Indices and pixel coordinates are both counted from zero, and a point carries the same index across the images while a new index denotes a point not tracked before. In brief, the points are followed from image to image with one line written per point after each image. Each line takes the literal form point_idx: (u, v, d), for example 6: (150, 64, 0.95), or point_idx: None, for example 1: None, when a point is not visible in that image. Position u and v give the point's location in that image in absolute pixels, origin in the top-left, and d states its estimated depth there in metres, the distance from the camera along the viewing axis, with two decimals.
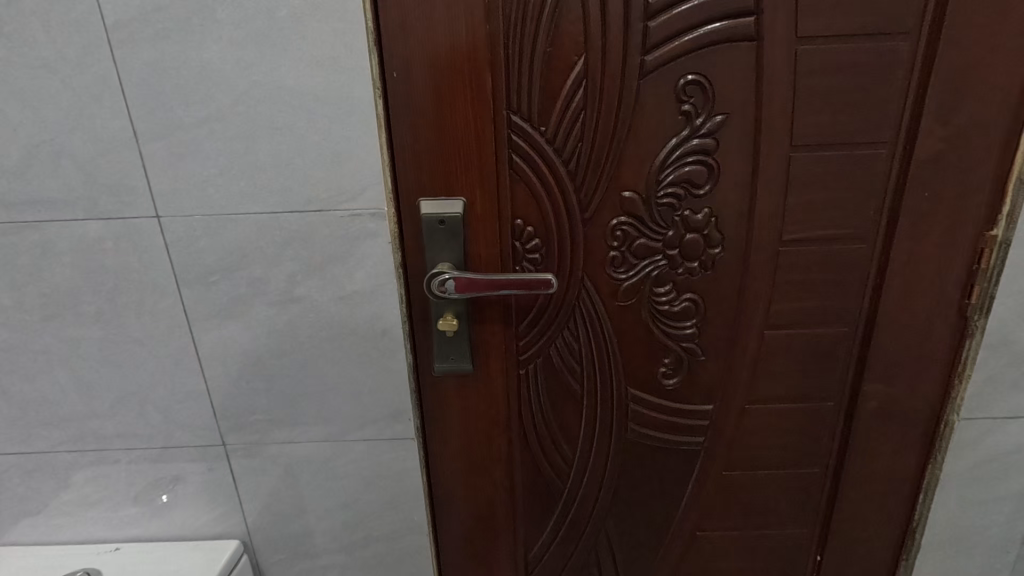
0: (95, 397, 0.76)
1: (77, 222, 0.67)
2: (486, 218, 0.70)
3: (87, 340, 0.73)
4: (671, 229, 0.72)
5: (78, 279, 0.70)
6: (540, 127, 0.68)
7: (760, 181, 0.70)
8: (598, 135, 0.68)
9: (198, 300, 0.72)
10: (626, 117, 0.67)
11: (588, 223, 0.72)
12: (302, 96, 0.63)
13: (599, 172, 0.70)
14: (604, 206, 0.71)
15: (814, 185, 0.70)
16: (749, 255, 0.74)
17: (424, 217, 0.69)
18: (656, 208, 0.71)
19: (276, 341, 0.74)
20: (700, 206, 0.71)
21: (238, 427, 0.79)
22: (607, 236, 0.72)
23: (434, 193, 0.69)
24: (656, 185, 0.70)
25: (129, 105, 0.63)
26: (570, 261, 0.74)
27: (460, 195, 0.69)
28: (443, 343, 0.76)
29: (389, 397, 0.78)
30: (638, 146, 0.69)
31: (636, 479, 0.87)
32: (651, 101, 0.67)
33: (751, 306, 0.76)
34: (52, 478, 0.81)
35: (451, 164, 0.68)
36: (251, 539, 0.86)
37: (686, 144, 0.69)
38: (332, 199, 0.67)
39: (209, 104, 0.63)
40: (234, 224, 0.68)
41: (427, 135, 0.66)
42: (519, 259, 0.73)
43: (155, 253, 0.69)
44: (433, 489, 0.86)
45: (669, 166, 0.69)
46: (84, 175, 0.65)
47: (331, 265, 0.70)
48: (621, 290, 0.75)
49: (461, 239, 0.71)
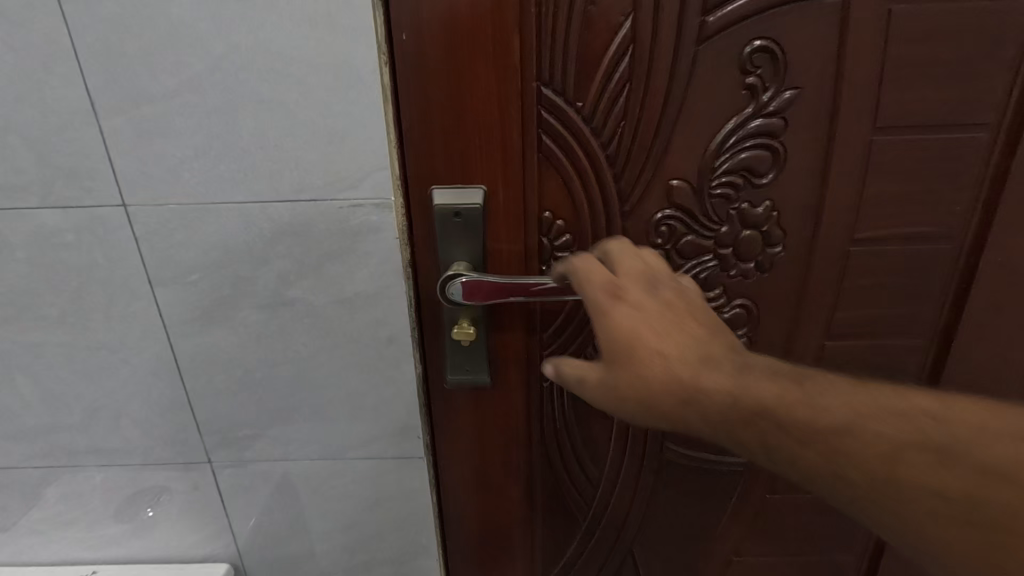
0: (63, 409, 0.67)
1: (30, 211, 0.57)
2: (509, 210, 0.60)
3: (50, 347, 0.64)
4: (725, 224, 0.62)
5: (36, 277, 0.60)
6: (576, 103, 0.57)
7: (833, 169, 0.60)
8: (644, 112, 0.57)
9: (175, 302, 0.62)
10: (679, 91, 0.57)
11: (628, 217, 0.62)
12: (291, 63, 0.52)
13: (643, 157, 0.59)
14: (647, 197, 0.61)
15: (897, 175, 0.60)
16: (813, 255, 0.63)
17: (436, 208, 0.58)
18: (708, 200, 0.61)
19: (266, 350, 0.65)
20: (760, 198, 0.61)
21: (225, 443, 0.70)
22: (649, 232, 0.62)
23: (450, 180, 0.59)
24: (710, 173, 0.60)
25: (84, 72, 0.52)
26: None
27: (479, 182, 0.59)
28: (457, 352, 0.66)
29: (396, 413, 0.69)
30: (691, 126, 0.58)
31: (668, 501, 0.79)
32: (710, 71, 0.56)
33: (811, 314, 0.66)
34: (20, 496, 0.73)
35: (470, 147, 0.57)
36: (243, 561, 0.78)
37: (748, 124, 0.58)
38: (329, 187, 0.57)
39: (181, 71, 0.52)
40: (215, 215, 0.58)
41: (442, 110, 0.56)
42: (546, 258, 0.63)
43: (123, 248, 0.59)
44: (443, 510, 0.77)
45: (726, 150, 0.59)
46: (36, 157, 0.55)
47: (328, 264, 0.60)
48: None
49: (478, 234, 0.60)
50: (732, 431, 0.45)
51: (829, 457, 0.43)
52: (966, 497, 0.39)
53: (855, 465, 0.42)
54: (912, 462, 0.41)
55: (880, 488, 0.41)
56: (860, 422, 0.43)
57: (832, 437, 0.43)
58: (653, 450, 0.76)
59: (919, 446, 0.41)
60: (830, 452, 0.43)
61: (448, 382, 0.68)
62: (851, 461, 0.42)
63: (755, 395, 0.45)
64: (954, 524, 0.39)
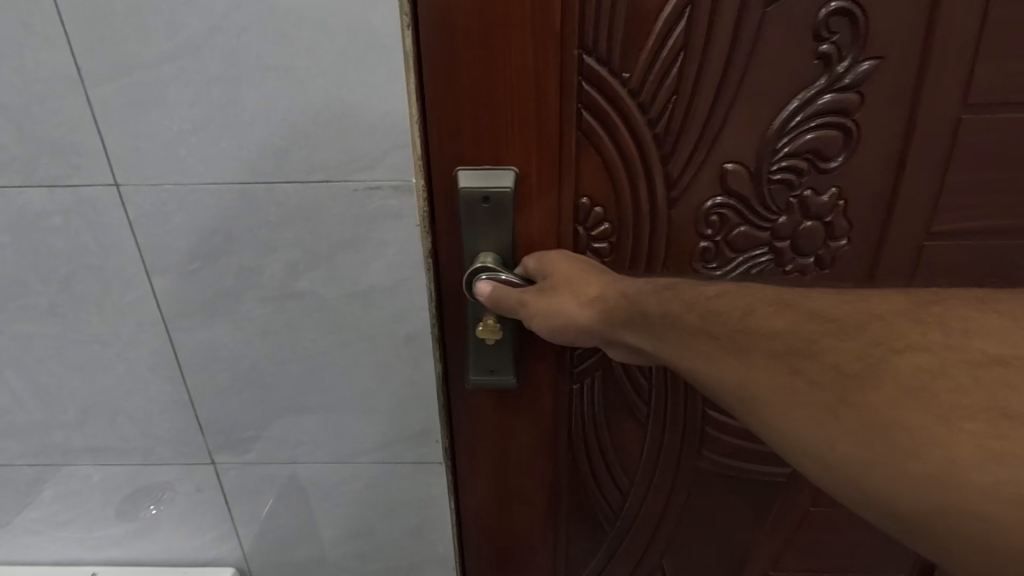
0: (57, 406, 0.62)
1: (14, 191, 0.52)
2: (543, 195, 0.54)
3: (41, 339, 0.59)
4: (784, 214, 0.55)
5: (23, 264, 0.55)
6: (621, 74, 0.50)
7: (911, 153, 0.52)
8: (699, 85, 0.50)
9: (174, 293, 0.57)
10: (741, 61, 0.50)
11: (675, 204, 0.55)
12: (301, 25, 0.46)
13: (695, 137, 0.52)
14: (697, 183, 0.54)
15: (985, 159, 0.53)
16: (882, 250, 0.57)
17: (463, 192, 0.52)
18: (767, 187, 0.54)
19: (274, 346, 0.59)
20: (825, 185, 0.54)
21: (229, 444, 0.65)
22: (698, 222, 0.56)
23: (477, 160, 0.52)
24: (771, 156, 0.53)
25: (68, 33, 0.46)
26: (647, 253, 0.57)
27: (511, 163, 0.52)
28: (480, 350, 0.60)
29: (413, 415, 0.63)
30: (753, 102, 0.51)
31: (704, 514, 0.73)
32: (778, 38, 0.49)
33: None
34: (15, 494, 0.69)
35: (501, 123, 0.51)
36: (249, 566, 0.74)
37: (817, 99, 0.51)
38: (343, 167, 0.51)
39: (176, 33, 0.46)
40: (216, 197, 0.52)
41: (469, 80, 0.49)
42: (582, 249, 0.57)
43: (116, 233, 0.54)
44: (461, 518, 0.72)
45: (791, 129, 0.52)
46: (18, 130, 0.49)
47: (341, 254, 0.54)
48: None
49: (509, 222, 0.54)
50: (712, 312, 0.43)
51: (806, 337, 0.38)
52: (964, 441, 0.30)
53: (832, 356, 0.36)
54: (951, 382, 0.32)
55: (850, 374, 0.34)
56: (886, 321, 0.36)
57: (841, 314, 0.38)
58: (690, 459, 0.70)
59: (960, 355, 0.33)
60: (816, 331, 0.37)
61: (469, 383, 0.62)
62: (825, 337, 0.37)
63: (771, 299, 0.42)
64: (874, 445, 0.33)
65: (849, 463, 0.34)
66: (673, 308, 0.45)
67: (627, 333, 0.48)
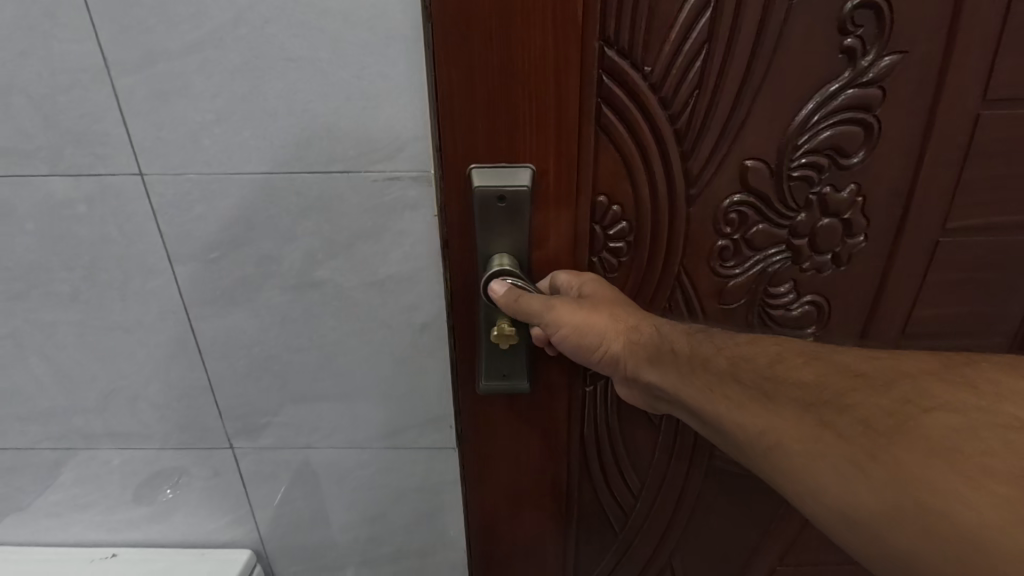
0: (78, 391, 0.64)
1: (38, 178, 0.52)
2: (559, 193, 0.54)
3: (64, 325, 0.60)
4: (803, 211, 0.56)
5: (47, 251, 0.56)
6: (645, 68, 0.51)
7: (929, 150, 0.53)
8: (722, 80, 0.51)
9: (195, 280, 0.58)
10: (761, 57, 0.50)
11: (695, 202, 0.56)
12: (324, 16, 0.47)
13: (716, 134, 0.53)
14: (717, 180, 0.55)
15: (1004, 154, 0.53)
16: (898, 246, 0.58)
17: (476, 191, 0.52)
18: (787, 184, 0.55)
19: (292, 333, 0.60)
20: (845, 181, 0.55)
21: (247, 429, 0.67)
22: (717, 219, 0.57)
23: (489, 158, 0.52)
24: (792, 153, 0.54)
25: (95, 22, 0.47)
26: (665, 250, 0.58)
27: (527, 161, 0.52)
28: (492, 355, 0.59)
29: (428, 402, 0.65)
30: (773, 98, 0.52)
31: (711, 512, 0.75)
32: (803, 32, 0.49)
33: (886, 312, 0.61)
34: (35, 478, 0.70)
35: (521, 121, 0.50)
36: (264, 549, 0.76)
37: (840, 96, 0.51)
38: (363, 158, 0.52)
39: (201, 24, 0.47)
40: (238, 186, 0.53)
41: (486, 74, 0.48)
42: (599, 247, 0.57)
43: (140, 221, 0.55)
44: (470, 522, 0.72)
45: (809, 126, 0.53)
46: (43, 118, 0.50)
47: (360, 243, 0.55)
48: (728, 289, 0.60)
49: (524, 221, 0.54)
50: (744, 358, 0.45)
51: (835, 390, 0.39)
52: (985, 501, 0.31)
53: (861, 412, 0.37)
54: (981, 445, 0.32)
55: (877, 430, 0.36)
56: (916, 381, 0.37)
57: (873, 370, 0.39)
58: (700, 454, 0.71)
59: (990, 417, 0.34)
60: (844, 387, 0.39)
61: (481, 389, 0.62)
62: (852, 392, 0.38)
63: (799, 350, 0.45)
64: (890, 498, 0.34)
65: (862, 513, 0.35)
66: (702, 351, 0.48)
67: (651, 371, 0.50)
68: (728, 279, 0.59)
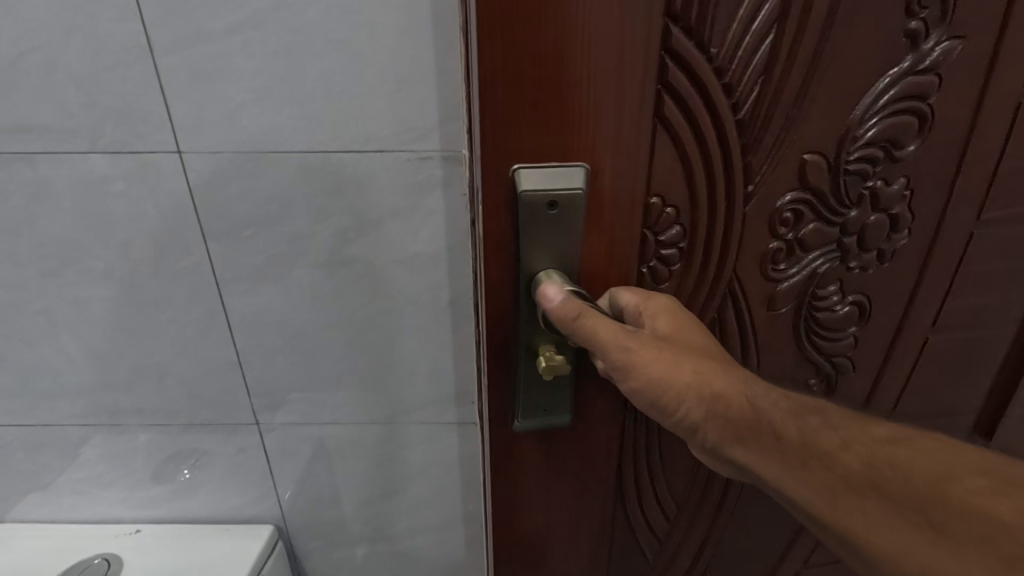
0: (108, 367, 0.65)
1: (78, 156, 0.54)
2: (609, 196, 0.45)
3: (96, 301, 0.61)
4: (856, 208, 0.51)
5: (82, 228, 0.57)
6: (704, 43, 0.42)
7: (975, 140, 0.50)
8: (783, 58, 0.44)
9: (228, 257, 0.59)
10: (831, 34, 0.43)
11: (751, 201, 0.49)
12: (363, 0, 0.48)
13: (776, 122, 0.46)
14: (775, 177, 0.48)
15: None
16: (936, 241, 0.54)
17: (524, 196, 0.42)
18: (843, 177, 0.49)
19: (320, 309, 0.62)
20: (896, 175, 0.50)
21: (274, 405, 0.68)
22: (773, 220, 0.50)
23: (537, 156, 0.42)
24: (850, 143, 0.48)
25: (140, 3, 0.48)
26: (714, 253, 0.51)
27: (580, 161, 0.43)
28: (533, 389, 0.50)
29: (451, 378, 0.67)
30: (842, 81, 0.45)
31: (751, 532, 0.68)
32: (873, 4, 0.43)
33: (919, 312, 0.57)
34: (62, 453, 0.71)
35: (575, 110, 0.41)
36: (286, 525, 0.77)
37: (902, 82, 0.46)
38: (397, 138, 0.54)
39: (244, 6, 0.48)
40: (274, 165, 0.55)
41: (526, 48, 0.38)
42: (649, 256, 0.49)
43: (176, 199, 0.56)
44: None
45: (870, 113, 0.47)
46: (85, 97, 0.51)
47: (391, 222, 0.58)
48: (779, 294, 0.54)
49: (574, 231, 0.45)
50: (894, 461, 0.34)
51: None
52: None
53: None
54: None
55: None
56: None
57: None
58: None
59: None
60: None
61: (516, 426, 0.51)
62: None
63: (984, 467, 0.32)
64: None
65: None
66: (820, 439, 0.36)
67: (740, 449, 0.39)
68: (777, 284, 0.53)
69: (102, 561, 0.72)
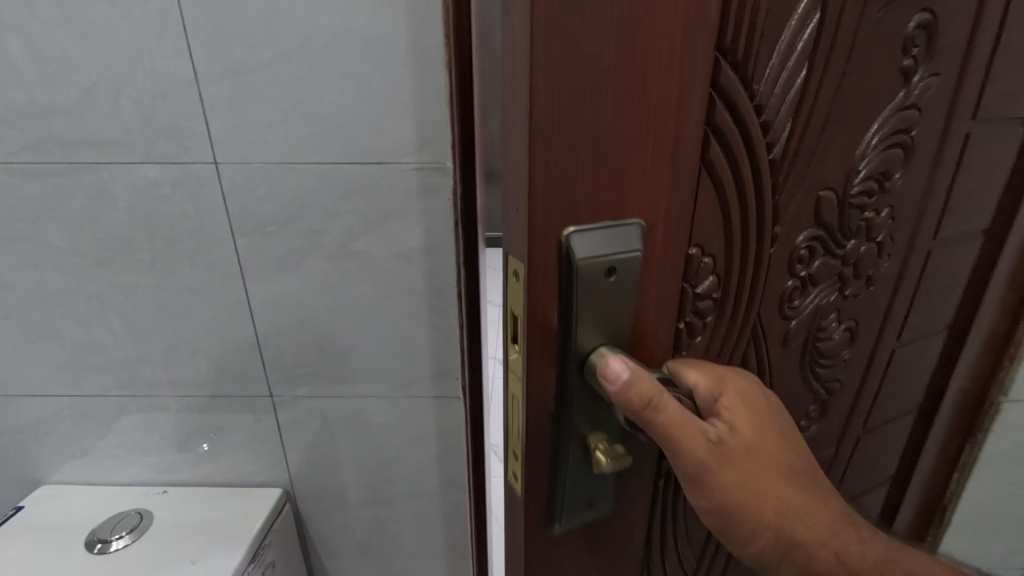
0: (147, 344, 0.76)
1: (134, 165, 0.66)
2: (663, 254, 0.44)
3: (140, 287, 0.73)
4: (854, 239, 0.59)
5: (134, 224, 0.69)
6: (753, 94, 0.45)
7: (935, 172, 0.60)
8: (816, 113, 0.49)
9: (253, 250, 0.71)
10: (846, 98, 0.50)
11: (778, 241, 0.53)
12: (369, 42, 0.61)
13: (803, 171, 0.51)
14: (798, 219, 0.54)
15: (969, 172, 0.63)
16: (906, 260, 0.64)
17: (584, 272, 0.40)
18: (848, 212, 0.56)
19: (329, 295, 0.74)
20: (882, 206, 0.59)
21: (287, 379, 0.79)
22: (793, 257, 0.56)
23: (598, 217, 0.40)
24: (852, 184, 0.55)
25: (191, 44, 0.60)
26: (750, 290, 0.54)
27: (638, 215, 0.41)
28: (580, 473, 0.48)
29: (440, 357, 0.78)
30: (852, 133, 0.52)
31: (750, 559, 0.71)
32: (880, 63, 0.50)
33: (891, 320, 0.68)
34: (103, 422, 0.82)
35: (632, 172, 0.40)
36: (294, 489, 0.88)
37: (889, 130, 0.54)
38: (397, 151, 0.66)
39: (274, 46, 0.61)
40: (293, 173, 0.66)
41: (599, 113, 0.37)
42: (686, 309, 0.50)
43: (213, 201, 0.68)
44: None
45: (863, 159, 0.54)
46: (142, 117, 0.63)
47: (391, 221, 0.69)
48: (794, 320, 0.60)
49: (630, 298, 0.44)
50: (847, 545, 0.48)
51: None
52: None
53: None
54: None
55: None
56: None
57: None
58: None
59: None
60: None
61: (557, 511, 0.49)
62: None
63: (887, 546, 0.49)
64: None
65: None
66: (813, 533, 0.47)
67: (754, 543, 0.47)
68: (785, 316, 0.59)
69: (135, 514, 0.82)
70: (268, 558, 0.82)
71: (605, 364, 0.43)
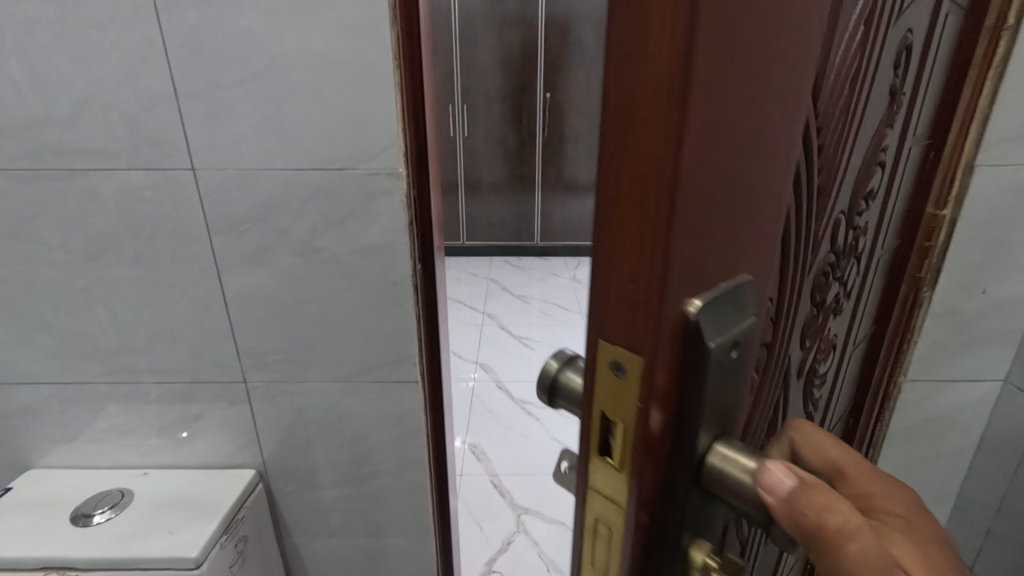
0: (130, 333, 0.84)
1: (120, 171, 0.74)
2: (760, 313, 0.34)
3: (125, 281, 0.80)
4: (846, 260, 0.58)
5: (119, 224, 0.77)
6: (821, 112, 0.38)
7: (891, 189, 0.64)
8: (847, 134, 0.46)
9: (227, 246, 0.79)
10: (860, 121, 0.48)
11: (812, 275, 0.49)
12: (327, 63, 0.70)
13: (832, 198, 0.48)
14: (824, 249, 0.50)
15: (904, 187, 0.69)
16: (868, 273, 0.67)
17: (716, 352, 0.28)
18: (848, 234, 0.55)
19: (296, 287, 0.82)
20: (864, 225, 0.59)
21: (259, 365, 0.87)
22: (817, 289, 0.52)
23: (718, 278, 0.28)
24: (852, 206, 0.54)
25: (171, 65, 0.69)
26: (789, 335, 0.48)
27: (748, 270, 0.30)
28: None
29: (398, 344, 0.86)
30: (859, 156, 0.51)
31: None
32: (880, 88, 0.49)
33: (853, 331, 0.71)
34: (89, 408, 0.89)
35: (752, 210, 0.29)
36: (267, 471, 0.95)
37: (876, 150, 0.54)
38: (355, 158, 0.74)
39: (245, 67, 0.70)
40: (262, 178, 0.75)
41: (735, 130, 0.25)
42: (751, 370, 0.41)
43: (191, 203, 0.76)
44: None
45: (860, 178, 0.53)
46: (128, 129, 0.72)
47: (351, 220, 0.78)
48: (807, 352, 0.56)
49: (742, 381, 0.32)
50: None
51: None
52: None
53: None
54: None
55: None
56: None
57: None
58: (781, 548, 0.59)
59: None
60: None
61: None
62: None
63: None
64: None
65: None
66: None
67: None
68: (804, 349, 0.55)
69: (118, 492, 0.89)
70: (241, 531, 0.89)
71: (759, 471, 0.30)
